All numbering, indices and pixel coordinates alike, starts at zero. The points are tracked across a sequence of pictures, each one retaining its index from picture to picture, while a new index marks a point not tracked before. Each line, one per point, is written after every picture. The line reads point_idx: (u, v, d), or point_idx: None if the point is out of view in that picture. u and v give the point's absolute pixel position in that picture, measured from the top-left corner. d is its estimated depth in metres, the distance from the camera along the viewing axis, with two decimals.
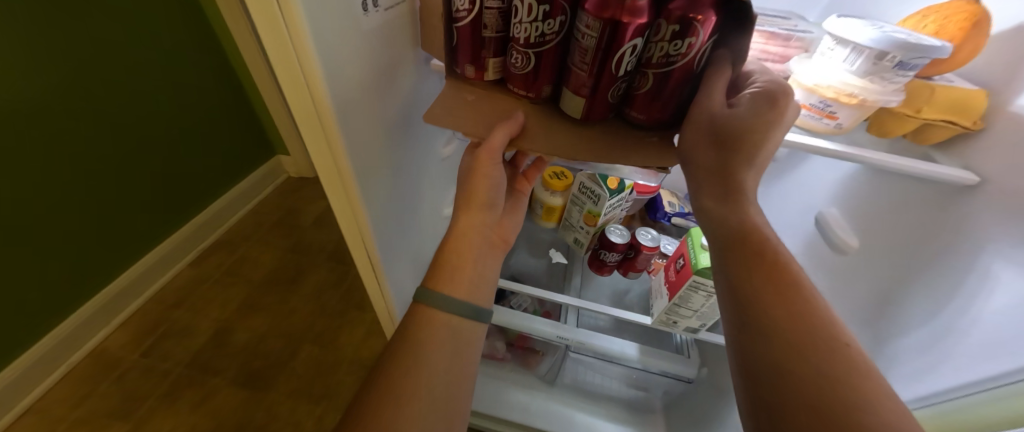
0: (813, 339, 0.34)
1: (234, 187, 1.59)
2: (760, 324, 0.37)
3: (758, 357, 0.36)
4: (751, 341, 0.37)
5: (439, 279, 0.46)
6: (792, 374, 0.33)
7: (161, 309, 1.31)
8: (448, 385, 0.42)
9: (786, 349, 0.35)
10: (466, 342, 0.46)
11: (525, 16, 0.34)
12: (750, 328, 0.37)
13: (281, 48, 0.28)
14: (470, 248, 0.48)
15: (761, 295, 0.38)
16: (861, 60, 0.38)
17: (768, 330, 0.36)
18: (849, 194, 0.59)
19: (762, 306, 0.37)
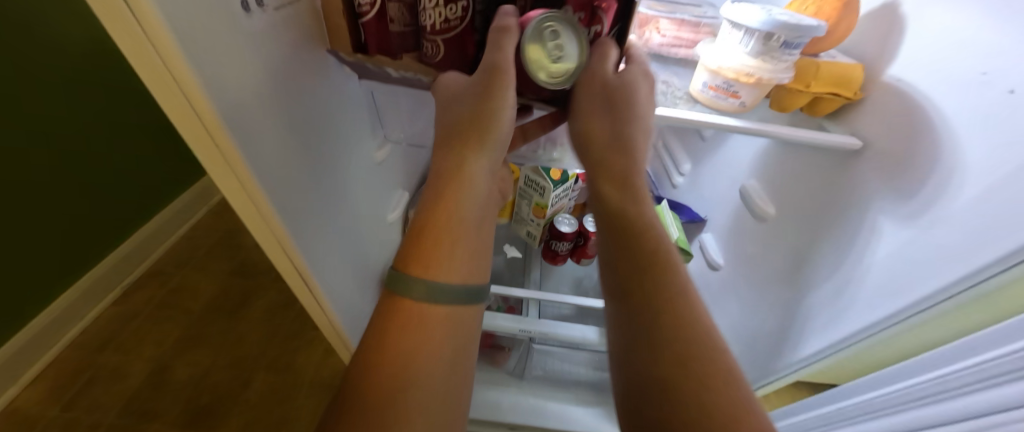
0: (685, 336, 0.35)
1: (163, 211, 1.44)
2: (639, 321, 0.37)
3: (634, 355, 0.36)
4: (633, 337, 0.37)
5: (431, 262, 0.38)
6: (666, 403, 0.33)
7: (84, 355, 1.17)
8: (442, 390, 0.36)
9: (666, 377, 0.34)
10: (467, 334, 0.40)
11: (429, 1, 0.33)
12: (640, 356, 0.36)
13: (142, 54, 0.25)
14: (467, 212, 0.40)
15: (649, 321, 0.37)
16: (754, 42, 0.41)
17: (647, 327, 0.37)
18: (764, 166, 0.64)
19: (650, 331, 0.36)
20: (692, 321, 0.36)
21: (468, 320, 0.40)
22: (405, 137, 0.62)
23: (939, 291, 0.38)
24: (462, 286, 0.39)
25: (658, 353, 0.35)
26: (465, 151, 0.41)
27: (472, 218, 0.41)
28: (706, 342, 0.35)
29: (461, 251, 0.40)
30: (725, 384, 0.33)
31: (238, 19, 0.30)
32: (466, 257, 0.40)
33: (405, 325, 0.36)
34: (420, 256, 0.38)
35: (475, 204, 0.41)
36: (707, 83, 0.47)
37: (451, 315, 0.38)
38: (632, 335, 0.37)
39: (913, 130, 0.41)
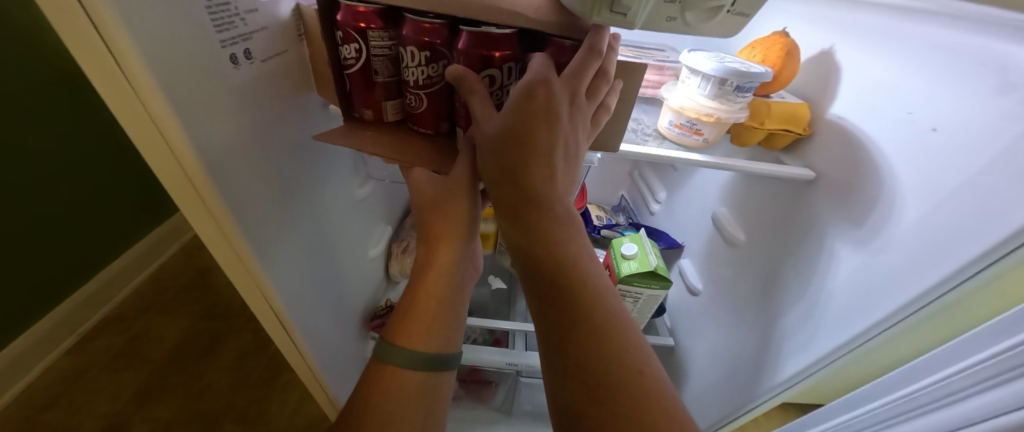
0: (603, 348, 0.31)
1: (131, 251, 1.39)
2: (559, 337, 0.33)
3: (555, 384, 0.32)
4: (552, 367, 0.33)
5: (410, 332, 0.39)
6: (584, 379, 0.30)
7: (31, 412, 1.09)
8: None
9: (585, 349, 0.31)
10: (432, 394, 0.40)
11: (413, 59, 0.36)
12: (561, 332, 0.33)
13: (127, 104, 0.26)
14: (445, 282, 0.42)
15: (563, 292, 0.34)
16: (709, 86, 0.45)
17: (563, 344, 0.32)
18: (732, 196, 0.68)
19: (570, 302, 0.33)
20: (585, 284, 0.34)
21: (436, 384, 0.40)
22: (389, 175, 0.66)
23: (900, 308, 0.41)
24: (436, 354, 0.40)
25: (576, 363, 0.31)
26: (439, 244, 0.42)
27: (451, 287, 0.42)
28: (630, 363, 0.31)
29: (439, 318, 0.41)
30: (648, 397, 0.29)
31: (224, 70, 0.32)
32: (443, 327, 0.41)
33: (380, 384, 0.38)
34: (402, 327, 0.39)
35: (454, 276, 0.42)
36: (672, 121, 0.51)
37: (424, 378, 0.39)
38: (551, 368, 0.33)
39: (857, 163, 0.45)
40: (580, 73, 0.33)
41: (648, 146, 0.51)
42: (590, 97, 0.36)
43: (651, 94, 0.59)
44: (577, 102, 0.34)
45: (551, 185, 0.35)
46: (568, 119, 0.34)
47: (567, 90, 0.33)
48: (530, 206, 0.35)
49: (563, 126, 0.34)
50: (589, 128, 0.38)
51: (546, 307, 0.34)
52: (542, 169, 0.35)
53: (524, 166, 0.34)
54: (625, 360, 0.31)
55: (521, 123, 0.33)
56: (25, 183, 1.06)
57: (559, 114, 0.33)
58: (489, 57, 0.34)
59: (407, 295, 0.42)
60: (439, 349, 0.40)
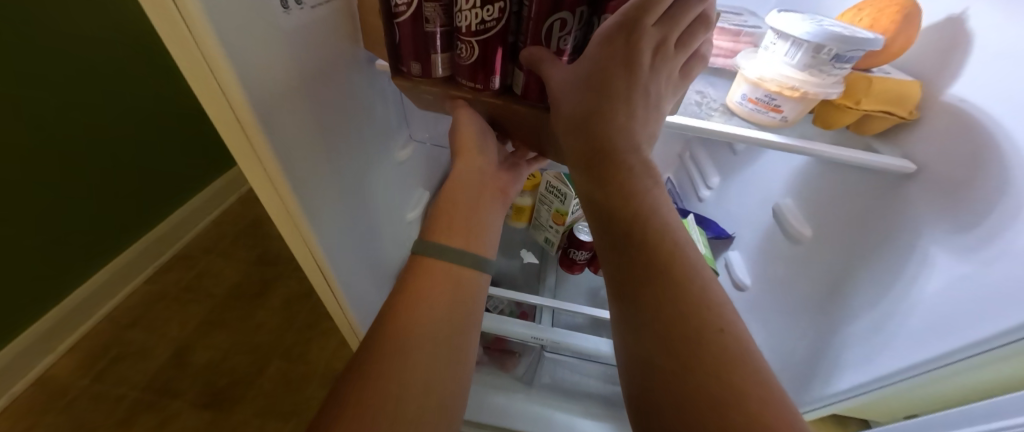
0: (698, 333, 0.27)
1: (195, 198, 1.50)
2: (638, 320, 0.29)
3: (635, 371, 0.29)
4: (625, 339, 0.30)
5: (438, 227, 0.43)
6: (674, 366, 0.27)
7: (115, 331, 1.23)
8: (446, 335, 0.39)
9: (679, 332, 0.27)
10: (463, 301, 0.41)
11: (466, 2, 0.32)
12: (646, 316, 0.29)
13: (181, 40, 0.25)
14: (468, 195, 0.45)
15: (655, 272, 0.30)
16: (801, 53, 0.39)
17: (645, 328, 0.29)
18: (802, 186, 0.60)
19: (660, 284, 0.29)
20: (679, 265, 0.30)
21: (468, 282, 0.42)
22: (431, 136, 0.64)
23: (999, 332, 0.35)
24: (463, 251, 0.43)
25: (664, 348, 0.27)
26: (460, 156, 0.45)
27: (474, 197, 0.46)
28: (732, 353, 0.27)
29: (466, 223, 0.44)
30: (754, 394, 0.25)
31: (276, 14, 0.30)
32: (471, 227, 0.45)
33: (418, 275, 0.41)
34: (435, 227, 0.43)
35: (474, 189, 0.46)
36: (746, 95, 0.44)
37: (453, 294, 0.41)
38: (624, 342, 0.30)
39: (977, 156, 0.38)
40: (671, 19, 0.30)
41: (714, 122, 0.45)
42: (681, 48, 0.32)
43: (722, 63, 0.52)
44: (663, 53, 0.31)
45: (630, 141, 0.32)
46: (650, 70, 0.31)
47: (656, 40, 0.30)
48: (608, 165, 0.32)
49: (645, 78, 0.31)
50: (677, 82, 0.34)
51: (620, 276, 0.31)
52: (620, 116, 0.31)
53: (606, 112, 0.31)
54: (726, 348, 0.27)
55: (601, 68, 0.30)
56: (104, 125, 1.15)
57: (639, 61, 0.29)
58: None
59: (436, 207, 0.45)
60: (473, 249, 0.43)
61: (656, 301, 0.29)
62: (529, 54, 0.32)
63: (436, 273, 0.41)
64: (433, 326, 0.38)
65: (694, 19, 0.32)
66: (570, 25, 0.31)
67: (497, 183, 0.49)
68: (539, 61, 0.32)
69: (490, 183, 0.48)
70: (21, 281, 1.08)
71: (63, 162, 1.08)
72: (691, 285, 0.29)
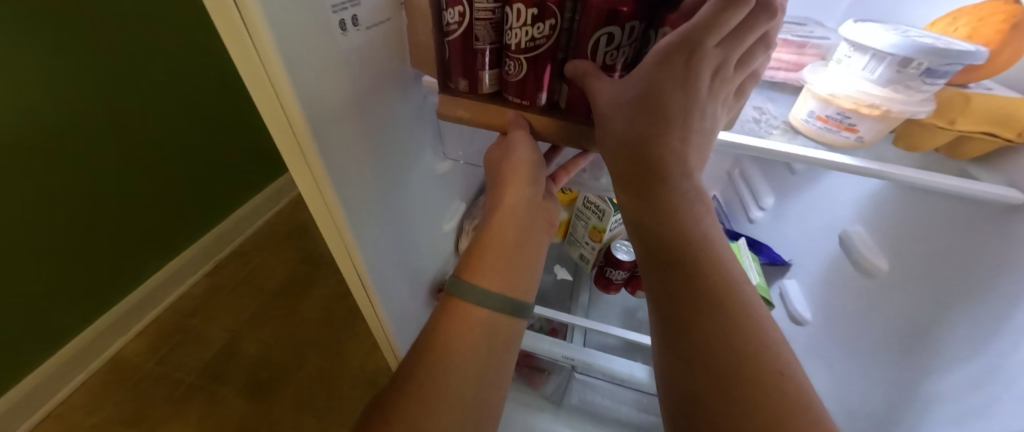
0: (755, 379, 0.24)
1: (252, 200, 1.62)
2: (685, 358, 0.27)
3: (681, 414, 0.26)
4: (670, 373, 0.28)
5: (476, 267, 0.41)
6: (726, 414, 0.24)
7: (177, 319, 1.34)
8: (474, 383, 0.37)
9: (732, 376, 0.24)
10: (498, 346, 0.40)
11: (518, 20, 0.32)
12: (693, 354, 0.26)
13: (246, 57, 0.27)
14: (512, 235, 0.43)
15: (706, 306, 0.27)
16: (883, 68, 0.35)
17: (693, 368, 0.26)
18: (877, 213, 0.54)
19: (711, 319, 0.26)
20: (733, 300, 0.27)
21: (504, 328, 0.41)
22: (465, 156, 0.63)
23: None
24: (502, 297, 0.41)
25: (715, 392, 0.25)
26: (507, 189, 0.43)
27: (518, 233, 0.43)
28: (794, 405, 0.23)
29: (507, 265, 0.42)
30: None
31: (334, 34, 0.32)
32: (510, 266, 0.42)
33: (457, 312, 0.40)
34: (476, 266, 0.41)
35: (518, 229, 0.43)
36: (814, 112, 0.40)
37: (488, 341, 0.40)
38: (668, 379, 0.28)
39: None
40: (735, 38, 0.27)
41: (775, 140, 0.42)
42: (741, 67, 0.30)
43: (784, 77, 0.48)
44: (723, 74, 0.28)
45: (682, 163, 0.30)
46: (708, 92, 0.28)
47: (717, 61, 0.27)
48: (656, 188, 0.30)
49: (703, 101, 0.28)
50: (732, 101, 0.32)
51: (666, 304, 0.29)
52: (675, 138, 0.29)
53: (659, 134, 0.29)
54: (785, 398, 0.23)
55: (654, 89, 0.28)
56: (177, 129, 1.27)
57: (697, 82, 0.27)
58: (615, 11, 0.29)
59: (476, 240, 0.43)
60: (511, 296, 0.41)
61: (709, 335, 0.26)
62: (574, 67, 0.33)
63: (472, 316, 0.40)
64: (465, 374, 0.37)
65: (756, 38, 0.29)
66: (623, 40, 0.31)
67: (543, 218, 0.46)
68: (584, 74, 0.33)
69: (539, 218, 0.46)
70: (104, 269, 1.20)
71: (142, 163, 1.20)
72: (745, 323, 0.26)
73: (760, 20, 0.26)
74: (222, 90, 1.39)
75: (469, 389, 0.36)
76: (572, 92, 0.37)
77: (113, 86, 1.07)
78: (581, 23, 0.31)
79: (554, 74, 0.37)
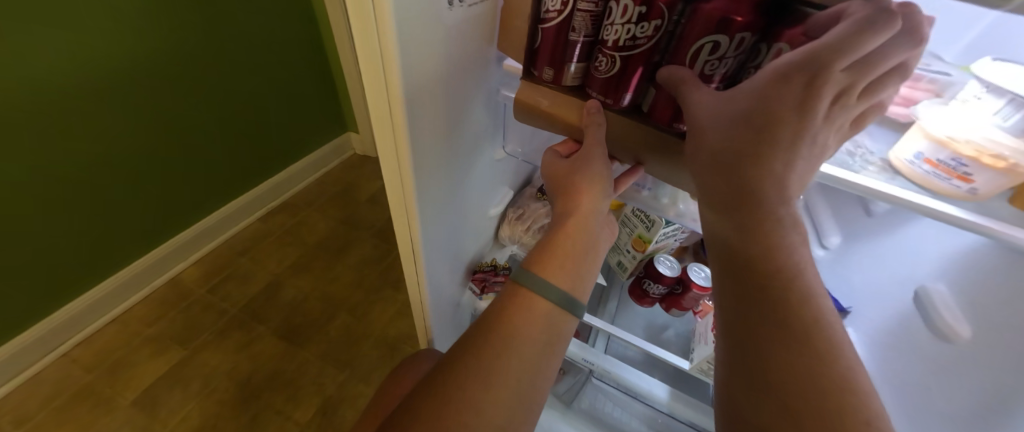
0: (840, 428, 0.23)
1: (307, 156, 1.71)
2: (762, 392, 0.26)
3: None
4: (738, 402, 0.28)
5: (547, 263, 0.42)
6: None
7: (229, 255, 1.45)
8: (530, 370, 0.39)
9: (816, 419, 0.24)
10: (554, 339, 0.41)
11: (620, 17, 0.32)
12: (771, 390, 0.26)
13: (365, 22, 0.28)
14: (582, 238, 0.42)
15: (791, 343, 0.26)
16: (1021, 116, 0.32)
17: (769, 403, 0.26)
18: (970, 273, 0.49)
19: (796, 358, 0.25)
20: (823, 341, 0.26)
21: (560, 324, 0.42)
22: (523, 153, 0.64)
23: None
24: (563, 293, 0.41)
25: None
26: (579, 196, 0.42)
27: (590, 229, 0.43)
28: None
29: (574, 263, 0.43)
30: None
31: (441, 8, 0.33)
32: (574, 268, 0.43)
33: (520, 304, 0.41)
34: (547, 262, 0.41)
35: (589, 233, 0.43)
36: (922, 154, 0.37)
37: (548, 337, 0.41)
38: (739, 407, 0.27)
39: None
40: (868, 65, 0.25)
41: (869, 177, 0.39)
42: (864, 97, 0.27)
43: (887, 111, 0.44)
44: (843, 101, 0.26)
45: (783, 189, 0.28)
46: (822, 119, 0.26)
47: (840, 86, 0.25)
48: (745, 209, 0.28)
49: (816, 127, 0.26)
50: (844, 131, 0.30)
51: (741, 334, 0.28)
52: (779, 163, 0.27)
53: (767, 156, 0.27)
54: None
55: (765, 109, 0.26)
56: (250, 77, 1.37)
57: (815, 107, 0.25)
58: (728, 19, 0.28)
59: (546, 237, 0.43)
60: (567, 291, 0.42)
61: (787, 375, 0.25)
62: (668, 74, 0.32)
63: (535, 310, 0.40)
64: (518, 367, 0.38)
65: (890, 68, 0.26)
66: (728, 52, 0.30)
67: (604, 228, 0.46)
68: (678, 81, 0.32)
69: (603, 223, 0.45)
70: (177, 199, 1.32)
71: (218, 105, 1.30)
72: (835, 367, 0.25)
73: (900, 48, 0.24)
74: (294, 46, 1.47)
75: (517, 382, 0.38)
76: (660, 97, 0.36)
77: (201, 28, 1.17)
78: (687, 29, 0.30)
79: (645, 76, 0.36)
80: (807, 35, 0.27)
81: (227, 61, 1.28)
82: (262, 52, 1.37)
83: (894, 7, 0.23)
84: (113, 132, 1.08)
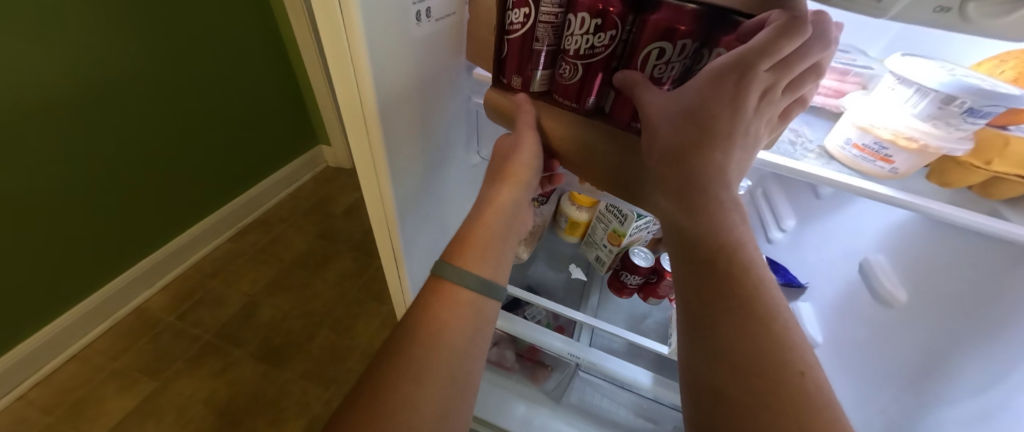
0: (779, 378, 0.26)
1: (276, 172, 1.67)
2: (715, 355, 0.29)
3: (706, 404, 0.28)
4: (695, 367, 0.30)
5: (467, 257, 0.43)
6: (751, 408, 0.26)
7: (199, 278, 1.39)
8: (465, 360, 0.40)
9: (762, 373, 0.26)
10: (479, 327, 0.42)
11: (580, 28, 0.34)
12: (722, 351, 0.28)
13: (335, 35, 0.29)
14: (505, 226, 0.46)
15: (738, 308, 0.29)
16: (926, 102, 0.36)
17: (721, 364, 0.28)
18: (903, 242, 0.54)
19: (741, 320, 0.28)
20: (764, 303, 0.29)
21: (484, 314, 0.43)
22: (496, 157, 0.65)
23: None
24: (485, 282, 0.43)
25: (741, 388, 0.27)
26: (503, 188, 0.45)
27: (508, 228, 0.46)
28: (816, 403, 0.25)
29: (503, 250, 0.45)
30: None
31: (409, 22, 0.34)
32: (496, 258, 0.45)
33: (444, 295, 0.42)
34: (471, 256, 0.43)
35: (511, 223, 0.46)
36: (851, 140, 0.42)
37: (477, 327, 0.42)
38: (695, 372, 0.30)
39: None
40: (787, 64, 0.29)
41: (808, 163, 0.43)
42: (789, 92, 0.31)
43: (823, 102, 0.49)
44: (769, 96, 0.30)
45: (726, 175, 0.31)
46: (753, 112, 0.30)
47: (766, 84, 0.29)
48: (698, 195, 0.31)
49: (748, 119, 0.30)
50: (775, 123, 0.34)
51: (697, 304, 0.31)
52: (719, 153, 0.31)
53: (711, 147, 0.31)
54: (809, 395, 0.25)
55: (705, 106, 0.30)
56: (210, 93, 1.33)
57: (746, 101, 0.29)
58: (673, 28, 0.31)
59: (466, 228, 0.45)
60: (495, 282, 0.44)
61: (736, 335, 0.28)
62: (623, 78, 0.35)
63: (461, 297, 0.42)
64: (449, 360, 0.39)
65: (806, 67, 0.31)
66: (675, 57, 0.33)
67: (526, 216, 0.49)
68: (631, 85, 0.35)
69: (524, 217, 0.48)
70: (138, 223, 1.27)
71: (178, 122, 1.26)
72: (774, 325, 0.28)
73: (814, 50, 0.29)
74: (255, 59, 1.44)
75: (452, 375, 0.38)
76: (620, 100, 0.39)
77: (153, 44, 1.12)
78: (638, 36, 0.33)
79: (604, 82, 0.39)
80: (740, 40, 0.31)
81: (185, 78, 1.23)
82: (221, 67, 1.33)
83: (805, 15, 0.27)
84: (65, 156, 1.03)
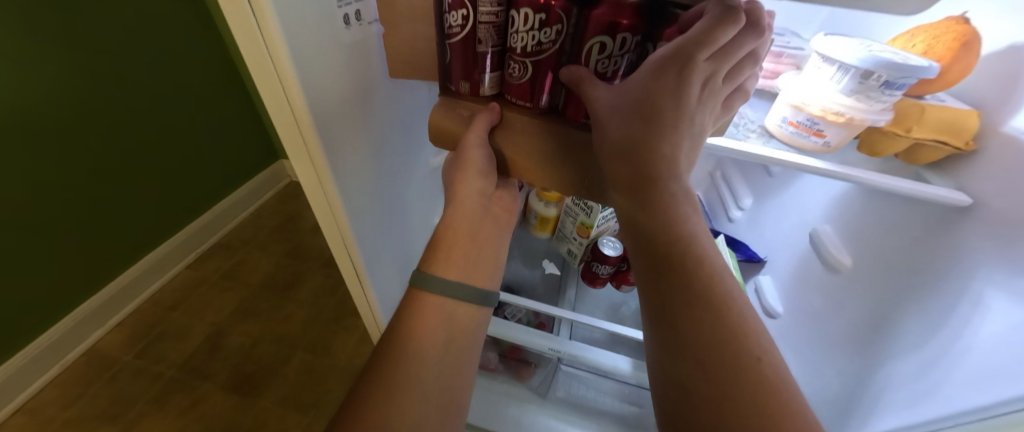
0: (730, 358, 0.27)
1: (233, 193, 1.59)
2: (675, 342, 0.29)
3: (670, 391, 0.29)
4: (657, 355, 0.30)
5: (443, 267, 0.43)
6: (711, 391, 0.27)
7: (157, 311, 1.31)
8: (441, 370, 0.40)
9: (719, 356, 0.28)
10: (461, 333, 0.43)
11: (524, 25, 0.34)
12: (681, 338, 0.29)
13: (253, 43, 0.28)
14: (472, 233, 0.46)
15: (695, 295, 0.30)
16: (847, 78, 0.38)
17: (682, 351, 0.29)
18: (846, 213, 0.58)
19: (696, 306, 0.29)
20: (718, 288, 0.30)
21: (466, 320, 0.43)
22: None
23: None
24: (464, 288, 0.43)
25: (702, 372, 0.28)
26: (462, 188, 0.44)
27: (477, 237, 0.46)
28: (768, 379, 0.27)
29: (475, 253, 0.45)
30: (790, 420, 0.25)
31: (337, 27, 0.33)
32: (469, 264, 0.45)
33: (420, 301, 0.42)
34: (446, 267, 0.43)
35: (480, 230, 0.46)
36: (788, 118, 0.44)
37: (451, 334, 0.42)
38: (657, 361, 0.30)
39: None
40: (725, 54, 0.30)
41: (750, 143, 0.45)
42: (729, 80, 0.32)
43: (762, 84, 0.50)
44: (711, 84, 0.31)
45: (675, 166, 0.33)
46: (696, 103, 0.31)
47: (706, 74, 0.30)
48: (648, 184, 0.32)
49: (692, 109, 0.31)
50: (719, 112, 0.35)
51: (655, 292, 0.31)
52: (667, 144, 0.32)
53: (660, 140, 0.32)
54: (762, 373, 0.27)
55: (648, 96, 0.31)
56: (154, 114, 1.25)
57: (689, 90, 0.30)
58: (616, 22, 0.31)
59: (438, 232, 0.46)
60: (473, 287, 0.44)
61: (694, 321, 0.29)
62: (572, 74, 0.35)
63: (434, 316, 0.41)
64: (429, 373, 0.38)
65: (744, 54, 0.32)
66: (620, 52, 0.33)
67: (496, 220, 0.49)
68: (579, 79, 0.35)
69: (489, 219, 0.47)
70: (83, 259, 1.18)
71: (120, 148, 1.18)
72: (728, 309, 0.29)
73: (754, 35, 0.29)
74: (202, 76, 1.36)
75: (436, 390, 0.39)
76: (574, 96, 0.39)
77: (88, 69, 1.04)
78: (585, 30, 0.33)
79: (556, 79, 0.39)
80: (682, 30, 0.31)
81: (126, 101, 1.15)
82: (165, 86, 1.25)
83: (739, 5, 0.27)
84: None
